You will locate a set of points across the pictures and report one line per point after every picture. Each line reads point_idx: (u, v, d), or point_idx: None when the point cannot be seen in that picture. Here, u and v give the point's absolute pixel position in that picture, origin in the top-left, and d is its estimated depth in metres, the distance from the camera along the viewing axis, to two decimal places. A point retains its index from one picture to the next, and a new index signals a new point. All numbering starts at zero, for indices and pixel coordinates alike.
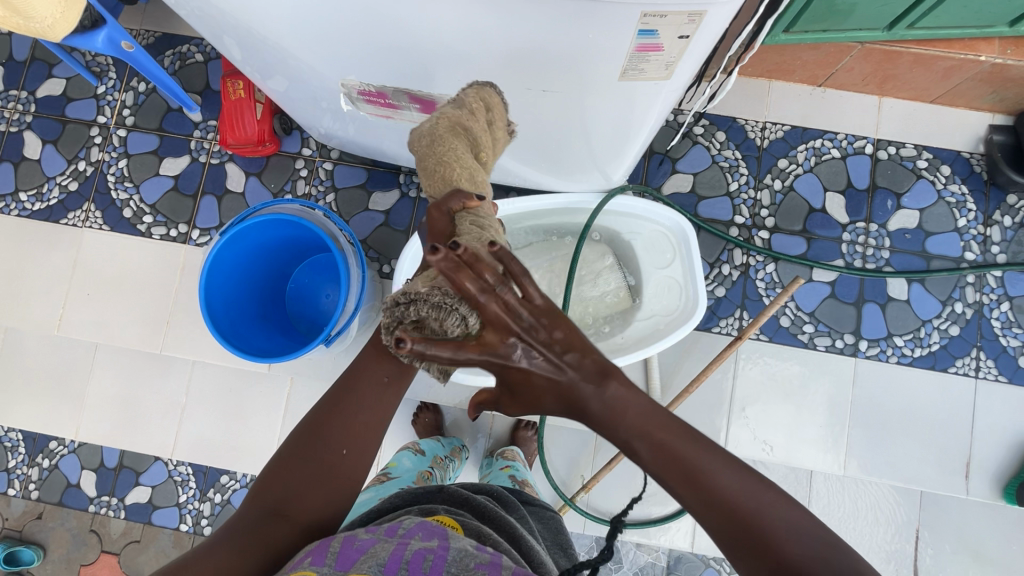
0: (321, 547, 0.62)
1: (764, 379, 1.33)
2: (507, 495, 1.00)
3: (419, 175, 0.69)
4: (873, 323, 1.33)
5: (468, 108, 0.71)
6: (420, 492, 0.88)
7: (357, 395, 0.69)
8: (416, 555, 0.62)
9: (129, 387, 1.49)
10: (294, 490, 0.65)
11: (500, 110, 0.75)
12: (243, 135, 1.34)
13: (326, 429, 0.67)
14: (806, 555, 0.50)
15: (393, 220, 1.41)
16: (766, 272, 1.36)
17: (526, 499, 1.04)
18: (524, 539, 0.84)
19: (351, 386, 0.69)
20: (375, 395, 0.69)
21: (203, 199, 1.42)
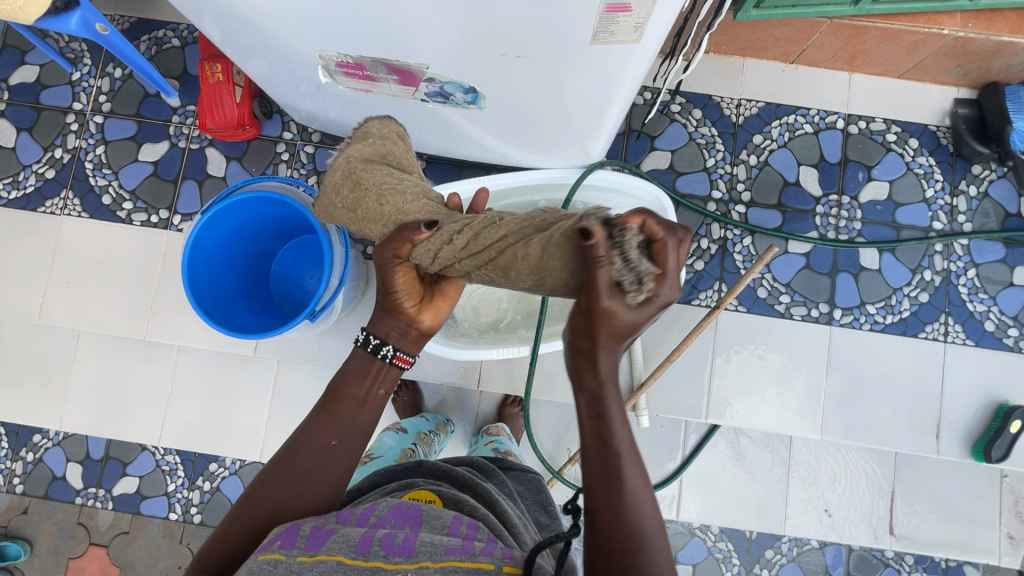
0: (290, 532, 0.66)
1: (744, 348, 1.36)
2: (486, 463, 1.02)
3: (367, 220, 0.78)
4: (847, 292, 1.38)
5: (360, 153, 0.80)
6: (399, 470, 0.92)
7: (303, 458, 0.74)
8: (386, 535, 0.66)
9: (114, 376, 1.49)
10: (227, 538, 0.70)
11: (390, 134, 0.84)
12: (223, 119, 1.34)
13: (269, 494, 0.72)
14: None
15: None
16: (743, 246, 1.39)
17: (507, 464, 1.07)
18: (500, 505, 0.85)
19: (296, 452, 0.74)
20: (320, 461, 0.74)
21: (184, 184, 1.42)
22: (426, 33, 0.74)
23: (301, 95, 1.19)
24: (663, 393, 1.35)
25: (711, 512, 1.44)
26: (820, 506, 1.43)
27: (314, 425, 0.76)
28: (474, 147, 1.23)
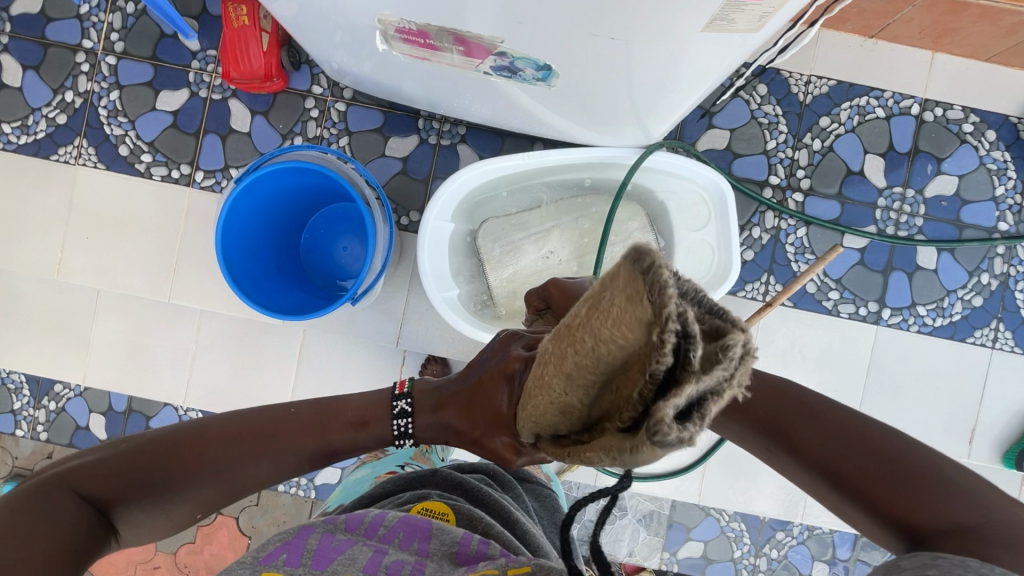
0: (297, 547, 0.68)
1: (786, 343, 1.33)
2: (502, 474, 1.00)
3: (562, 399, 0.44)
4: (899, 292, 1.32)
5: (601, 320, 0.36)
6: (412, 478, 0.92)
7: (263, 446, 0.71)
8: (395, 563, 0.66)
9: (137, 334, 1.45)
10: (130, 483, 0.67)
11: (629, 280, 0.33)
12: (248, 70, 1.23)
13: (205, 466, 0.69)
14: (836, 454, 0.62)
15: (411, 168, 1.33)
16: (796, 237, 1.32)
17: (525, 476, 1.05)
18: (520, 523, 0.84)
19: (263, 437, 0.71)
20: (276, 461, 0.71)
21: (206, 137, 1.32)
22: (510, 6, 0.64)
23: (340, 49, 1.08)
24: None
25: None
26: None
27: (300, 425, 0.72)
28: (525, 118, 1.13)
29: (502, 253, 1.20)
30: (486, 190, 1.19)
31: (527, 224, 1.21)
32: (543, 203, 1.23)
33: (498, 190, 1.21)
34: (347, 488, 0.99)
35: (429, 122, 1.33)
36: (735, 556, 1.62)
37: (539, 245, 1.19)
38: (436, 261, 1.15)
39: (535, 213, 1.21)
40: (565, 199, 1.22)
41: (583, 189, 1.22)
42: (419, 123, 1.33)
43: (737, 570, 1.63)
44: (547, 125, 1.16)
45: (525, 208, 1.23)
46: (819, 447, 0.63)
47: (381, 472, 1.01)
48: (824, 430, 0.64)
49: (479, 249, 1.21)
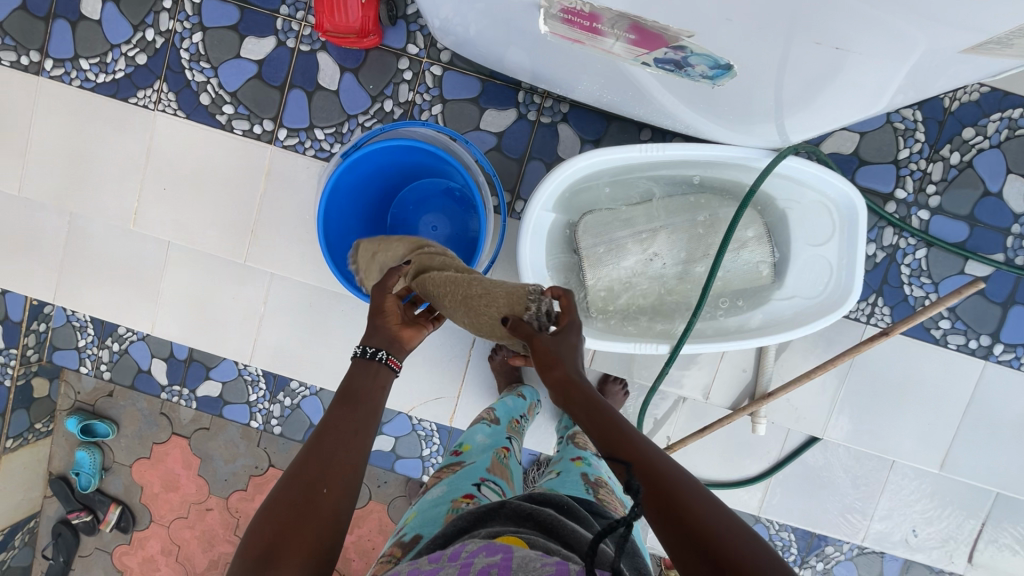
0: None
1: (884, 369, 1.25)
2: (577, 508, 0.89)
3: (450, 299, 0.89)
4: (1016, 328, 1.23)
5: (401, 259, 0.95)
6: (480, 512, 0.83)
7: (328, 436, 0.77)
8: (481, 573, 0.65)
9: (205, 289, 1.43)
10: (261, 535, 0.70)
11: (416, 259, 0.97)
12: (345, 23, 1.12)
13: (304, 477, 0.73)
14: (717, 524, 0.62)
15: (506, 145, 1.24)
16: (914, 259, 1.22)
17: (600, 510, 0.94)
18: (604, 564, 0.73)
19: (322, 432, 0.78)
20: (347, 437, 0.78)
21: (291, 92, 1.25)
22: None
23: (457, 12, 0.97)
24: (785, 402, 1.26)
25: (792, 512, 1.43)
26: (908, 526, 1.41)
27: (334, 415, 0.80)
28: (650, 104, 1.03)
29: (603, 250, 1.12)
30: (590, 180, 1.11)
31: (630, 221, 1.13)
32: (647, 199, 1.14)
33: (602, 182, 1.13)
34: (423, 508, 0.92)
35: (530, 96, 1.23)
36: None
37: (643, 244, 1.12)
38: (535, 253, 1.08)
39: (639, 209, 1.13)
40: (673, 197, 1.13)
41: (694, 188, 1.14)
42: (519, 96, 1.23)
43: None
44: (670, 114, 1.06)
45: (627, 203, 1.15)
46: (700, 515, 0.62)
47: (458, 496, 0.92)
48: (706, 500, 0.64)
49: (579, 243, 1.13)
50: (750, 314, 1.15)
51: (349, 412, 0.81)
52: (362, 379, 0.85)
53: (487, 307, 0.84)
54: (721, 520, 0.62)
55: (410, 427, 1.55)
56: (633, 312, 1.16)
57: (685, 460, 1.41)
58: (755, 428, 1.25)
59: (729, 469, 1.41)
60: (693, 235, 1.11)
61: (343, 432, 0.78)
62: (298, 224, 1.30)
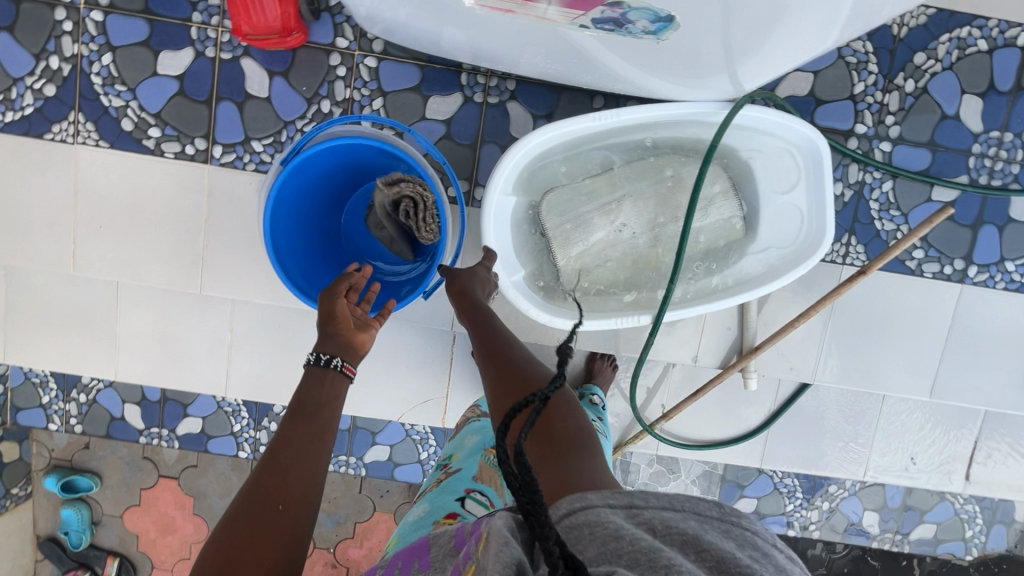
0: None
1: (865, 307, 1.25)
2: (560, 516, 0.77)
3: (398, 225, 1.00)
4: (987, 248, 1.24)
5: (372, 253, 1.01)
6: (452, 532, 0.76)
7: (286, 449, 0.76)
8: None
9: (165, 324, 1.36)
10: (219, 554, 0.66)
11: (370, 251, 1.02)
12: (263, 22, 1.05)
13: (263, 491, 0.71)
14: (566, 428, 0.78)
15: (456, 132, 1.18)
16: (881, 192, 1.21)
17: None
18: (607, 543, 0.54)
19: (278, 446, 0.77)
20: (305, 446, 0.77)
21: (219, 105, 1.17)
22: None
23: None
24: (774, 354, 1.26)
25: (793, 459, 1.44)
26: (905, 456, 1.43)
27: (291, 428, 0.79)
28: (597, 70, 0.98)
29: (570, 227, 1.08)
30: (547, 157, 1.07)
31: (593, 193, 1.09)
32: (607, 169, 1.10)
33: (560, 158, 1.09)
34: (407, 529, 0.89)
35: (473, 76, 1.17)
36: (789, 510, 1.64)
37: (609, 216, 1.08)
38: (500, 241, 1.04)
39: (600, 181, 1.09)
40: (633, 163, 1.09)
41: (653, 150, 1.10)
42: (462, 79, 1.17)
43: (791, 522, 1.65)
44: (619, 77, 1.02)
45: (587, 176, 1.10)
46: (562, 422, 0.79)
47: (440, 514, 0.88)
48: (566, 419, 0.79)
49: (545, 224, 1.09)
50: (727, 272, 1.12)
51: (308, 420, 0.80)
52: (319, 386, 0.85)
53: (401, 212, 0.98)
54: (574, 428, 0.79)
55: (403, 433, 1.51)
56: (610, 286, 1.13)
57: (682, 425, 1.41)
58: (748, 382, 1.25)
59: (727, 427, 1.40)
60: (660, 199, 1.08)
61: (299, 442, 0.77)
62: (251, 244, 1.23)
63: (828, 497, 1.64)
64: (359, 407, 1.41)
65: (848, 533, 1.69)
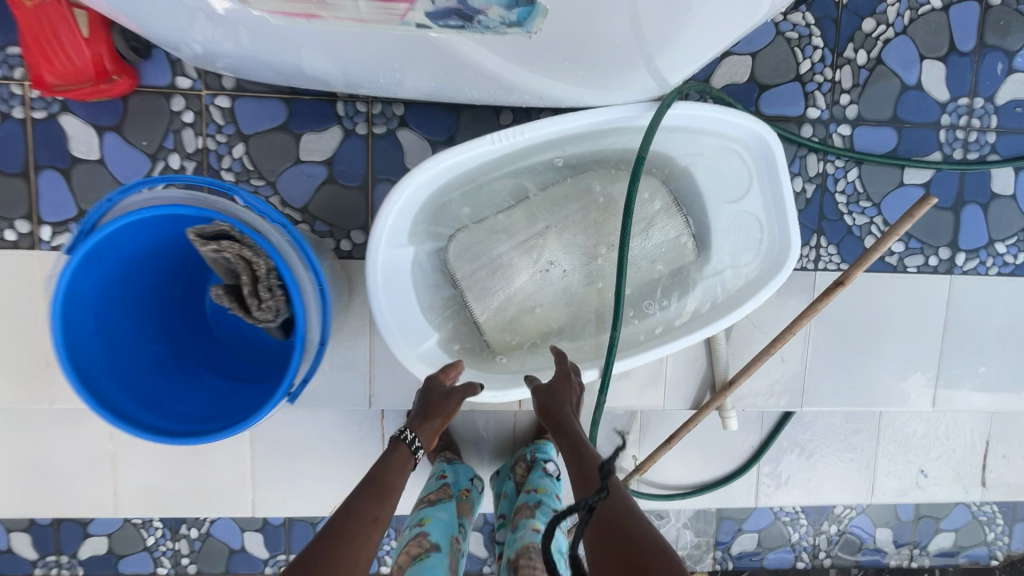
0: None
1: (848, 315, 1.08)
2: None
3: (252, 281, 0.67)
4: (973, 230, 1.08)
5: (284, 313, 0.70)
6: None
7: (346, 537, 0.69)
8: None
9: (28, 442, 1.11)
10: None
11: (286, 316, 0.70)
12: (70, 69, 0.84)
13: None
14: None
15: (341, 173, 0.98)
16: (847, 182, 1.04)
17: None
18: None
19: (349, 533, 0.70)
20: (363, 542, 0.70)
21: (41, 176, 0.94)
22: None
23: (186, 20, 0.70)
24: (753, 384, 1.08)
25: (793, 492, 1.26)
26: (916, 469, 1.26)
27: (349, 513, 0.72)
28: (486, 81, 0.78)
29: (487, 274, 0.88)
30: (443, 195, 0.87)
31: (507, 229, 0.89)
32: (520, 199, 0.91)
33: (460, 194, 0.89)
34: None
35: (352, 104, 0.97)
36: (794, 539, 1.49)
37: (531, 253, 0.89)
38: (399, 305, 0.84)
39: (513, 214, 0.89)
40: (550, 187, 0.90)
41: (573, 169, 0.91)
42: (338, 109, 0.96)
43: (798, 554, 1.50)
44: (518, 88, 0.83)
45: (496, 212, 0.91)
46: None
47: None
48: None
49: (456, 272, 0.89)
50: (681, 302, 0.93)
51: (376, 502, 0.75)
52: (390, 472, 0.79)
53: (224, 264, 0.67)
54: None
55: None
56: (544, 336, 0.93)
57: (662, 473, 1.21)
58: (727, 423, 1.06)
59: (712, 468, 1.21)
60: (589, 227, 0.89)
61: (349, 533, 0.70)
62: None
63: (835, 519, 1.49)
64: (281, 507, 1.18)
65: (864, 555, 1.52)
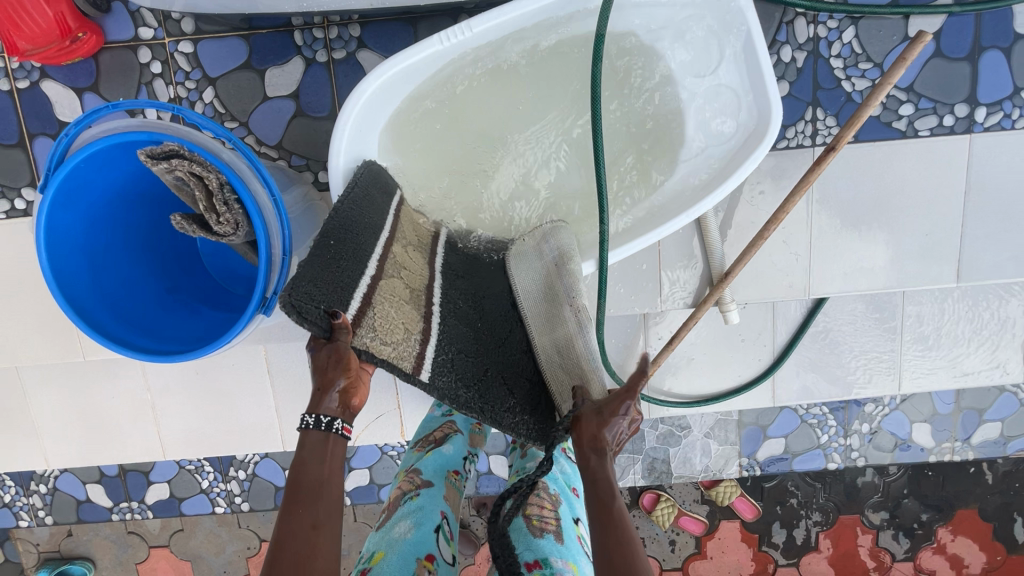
0: None
1: (852, 191, 1.01)
2: None
3: (197, 188, 0.64)
4: (994, 79, 0.98)
5: (232, 219, 0.67)
6: None
7: (305, 504, 0.62)
8: None
9: (79, 398, 1.23)
10: None
11: (243, 223, 0.68)
12: (35, 32, 0.86)
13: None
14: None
15: (309, 105, 0.98)
16: (844, 44, 0.96)
17: None
18: None
19: (296, 501, 0.62)
20: (314, 470, 0.64)
21: (35, 142, 0.99)
22: None
23: None
24: (752, 276, 1.05)
25: (815, 390, 1.21)
26: (953, 354, 1.19)
27: (297, 469, 0.64)
28: None
29: (440, 186, 0.90)
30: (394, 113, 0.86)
31: (402, 356, 0.66)
32: (403, 224, 0.79)
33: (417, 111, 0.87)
34: None
35: (309, 32, 0.96)
36: (823, 441, 1.47)
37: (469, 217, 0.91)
38: None
39: (365, 279, 0.65)
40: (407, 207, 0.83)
41: (360, 186, 0.74)
42: (295, 38, 0.96)
43: (830, 455, 1.48)
44: None
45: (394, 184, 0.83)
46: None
47: (422, 553, 0.73)
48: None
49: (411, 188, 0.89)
50: (653, 194, 0.88)
51: (322, 465, 0.64)
52: (314, 456, 0.64)
53: (170, 173, 0.64)
54: None
55: (379, 453, 1.32)
56: (408, 250, 0.76)
57: (674, 382, 1.20)
58: (727, 318, 1.03)
59: (729, 373, 1.19)
60: (571, 268, 0.81)
61: (299, 535, 0.60)
62: None
63: (865, 418, 1.45)
64: None
65: (899, 451, 1.48)
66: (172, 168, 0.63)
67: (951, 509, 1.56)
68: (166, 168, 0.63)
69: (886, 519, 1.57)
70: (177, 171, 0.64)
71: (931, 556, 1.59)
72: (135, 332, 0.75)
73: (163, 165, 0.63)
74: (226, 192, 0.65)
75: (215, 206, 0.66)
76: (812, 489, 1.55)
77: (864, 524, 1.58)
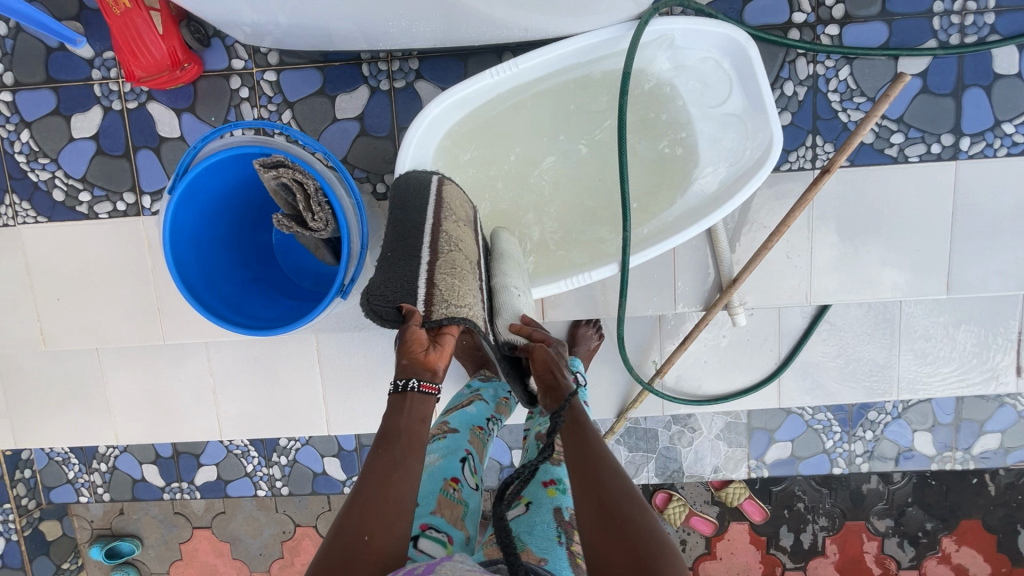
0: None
1: (849, 210, 1.13)
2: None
3: (298, 192, 0.80)
4: (977, 113, 1.10)
5: (321, 218, 0.82)
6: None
7: (390, 445, 0.71)
8: None
9: (151, 380, 1.38)
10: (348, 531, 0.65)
11: (329, 221, 0.83)
12: (151, 63, 1.03)
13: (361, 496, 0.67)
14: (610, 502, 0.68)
15: (371, 126, 1.13)
16: (840, 80, 1.09)
17: None
18: None
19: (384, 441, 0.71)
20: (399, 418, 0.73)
21: (138, 154, 1.17)
22: None
23: (245, 10, 0.89)
24: (757, 284, 1.16)
25: (818, 393, 1.31)
26: (948, 363, 1.28)
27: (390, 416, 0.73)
28: (485, 25, 0.94)
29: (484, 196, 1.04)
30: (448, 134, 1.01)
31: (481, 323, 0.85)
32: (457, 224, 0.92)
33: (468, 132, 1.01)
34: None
35: (374, 64, 1.12)
36: (829, 446, 1.55)
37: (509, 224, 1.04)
38: None
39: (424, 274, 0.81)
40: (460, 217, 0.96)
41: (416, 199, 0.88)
42: (363, 69, 1.12)
43: (835, 460, 1.56)
44: (509, 25, 0.95)
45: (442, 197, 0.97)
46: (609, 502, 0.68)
47: (449, 475, 0.84)
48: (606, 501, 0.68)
49: None
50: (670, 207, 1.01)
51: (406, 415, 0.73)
52: (400, 408, 0.73)
53: (276, 180, 0.79)
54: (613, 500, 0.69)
55: None
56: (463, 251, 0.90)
57: (686, 381, 1.31)
58: (735, 320, 1.15)
59: (738, 375, 1.29)
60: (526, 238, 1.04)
61: (381, 468, 0.69)
62: None
63: (869, 425, 1.53)
64: (351, 426, 1.37)
65: (902, 459, 1.56)
66: (279, 176, 0.78)
67: (955, 519, 1.62)
68: (274, 175, 0.78)
69: (892, 526, 1.63)
70: (282, 178, 0.79)
71: (935, 565, 1.65)
72: (230, 310, 0.89)
73: (272, 173, 0.78)
74: (319, 197, 0.81)
75: (310, 206, 0.81)
76: (818, 494, 1.62)
77: (869, 531, 1.64)
